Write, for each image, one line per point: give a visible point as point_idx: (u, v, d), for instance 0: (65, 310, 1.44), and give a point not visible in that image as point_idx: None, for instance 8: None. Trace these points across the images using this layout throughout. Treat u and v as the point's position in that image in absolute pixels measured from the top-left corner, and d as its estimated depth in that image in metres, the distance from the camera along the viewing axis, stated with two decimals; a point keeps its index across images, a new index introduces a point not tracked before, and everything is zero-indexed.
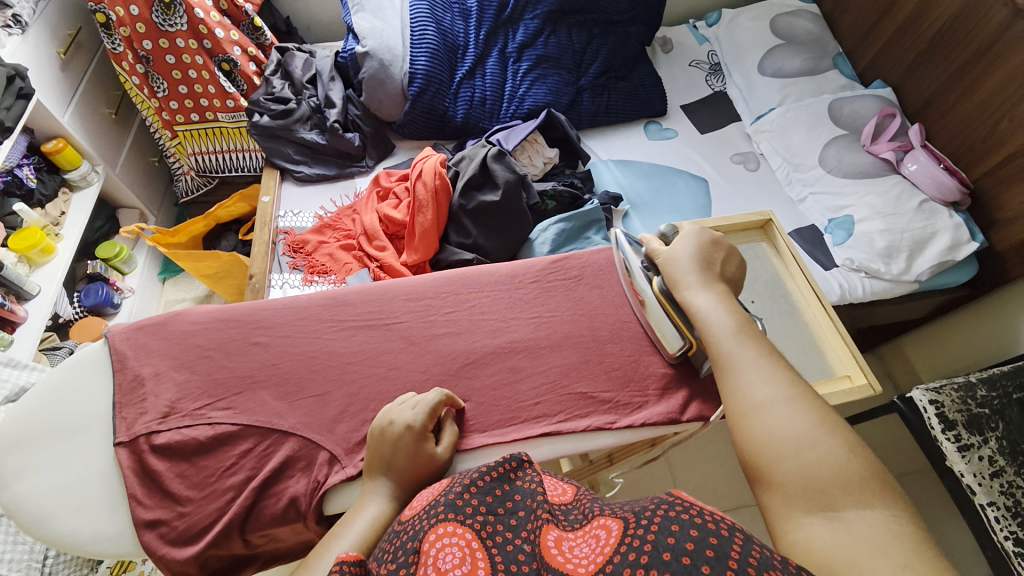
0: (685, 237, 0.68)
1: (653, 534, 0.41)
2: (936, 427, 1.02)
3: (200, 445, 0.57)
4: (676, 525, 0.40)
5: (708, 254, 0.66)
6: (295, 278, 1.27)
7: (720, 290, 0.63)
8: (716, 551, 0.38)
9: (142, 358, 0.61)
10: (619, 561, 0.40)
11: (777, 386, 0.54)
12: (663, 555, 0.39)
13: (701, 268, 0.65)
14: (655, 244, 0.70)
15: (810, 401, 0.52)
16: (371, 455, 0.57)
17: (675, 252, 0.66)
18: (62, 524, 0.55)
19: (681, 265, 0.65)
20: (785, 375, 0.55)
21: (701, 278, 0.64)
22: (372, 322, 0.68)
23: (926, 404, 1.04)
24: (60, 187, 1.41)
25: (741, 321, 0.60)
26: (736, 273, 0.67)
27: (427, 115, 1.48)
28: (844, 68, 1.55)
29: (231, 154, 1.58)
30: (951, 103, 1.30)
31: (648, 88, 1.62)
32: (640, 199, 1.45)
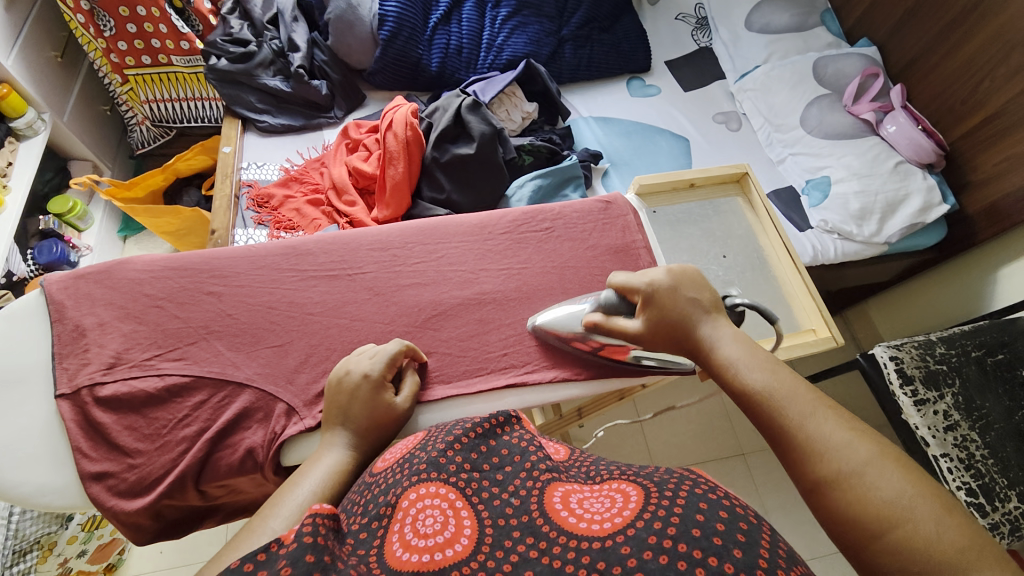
0: (651, 300, 0.57)
1: (681, 506, 0.38)
2: (895, 382, 1.06)
3: (150, 397, 0.55)
4: (705, 503, 0.38)
5: (684, 302, 0.56)
6: (259, 233, 1.21)
7: (716, 330, 0.55)
8: (747, 538, 0.36)
9: (84, 307, 0.58)
10: (642, 527, 0.37)
11: (851, 440, 0.44)
12: (693, 531, 0.36)
13: (696, 311, 0.56)
14: (620, 322, 0.58)
15: (884, 459, 0.42)
16: (329, 407, 0.55)
17: (652, 322, 0.56)
18: (2, 478, 0.52)
19: (668, 327, 0.56)
20: (848, 429, 0.45)
21: (696, 336, 0.55)
22: (335, 272, 0.66)
23: (886, 360, 1.07)
24: (6, 137, 1.29)
25: (771, 368, 0.50)
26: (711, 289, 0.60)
27: (399, 63, 1.39)
28: (832, 26, 1.51)
29: (189, 103, 1.47)
30: (935, 63, 1.28)
31: (632, 41, 1.55)
32: (620, 156, 1.41)
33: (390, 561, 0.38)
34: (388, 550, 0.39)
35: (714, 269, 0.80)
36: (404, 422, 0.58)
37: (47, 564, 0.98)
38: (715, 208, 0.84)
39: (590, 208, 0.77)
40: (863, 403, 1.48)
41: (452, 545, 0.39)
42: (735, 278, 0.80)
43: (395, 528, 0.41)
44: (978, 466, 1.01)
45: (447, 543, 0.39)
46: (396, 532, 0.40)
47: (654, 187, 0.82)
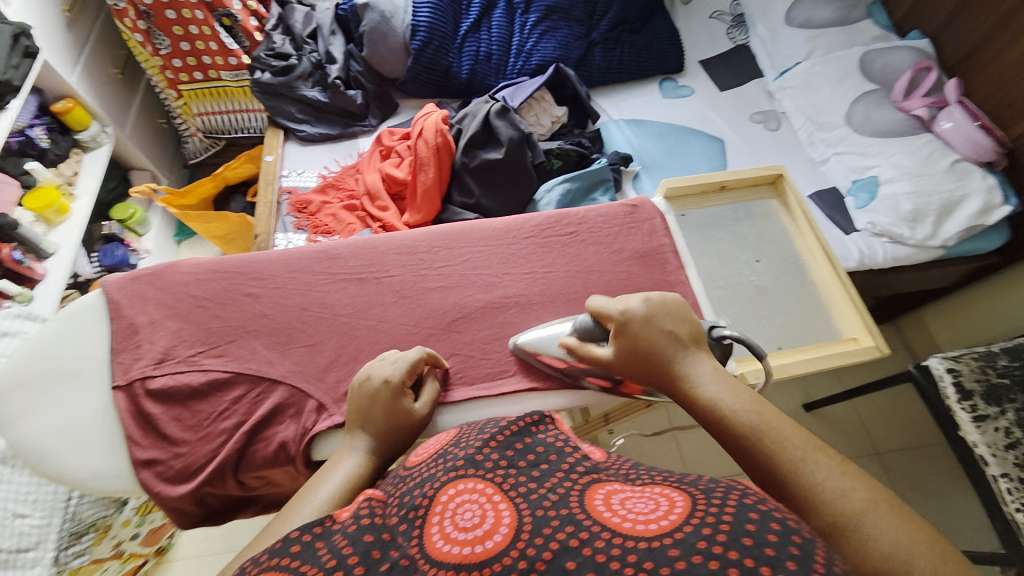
0: (624, 328, 0.58)
1: (731, 514, 0.37)
2: (951, 397, 0.99)
3: (194, 391, 0.59)
4: (756, 514, 0.37)
5: (659, 335, 0.57)
6: (298, 237, 1.27)
7: (695, 367, 0.56)
8: (803, 551, 0.34)
9: (137, 306, 0.62)
10: (690, 531, 0.36)
11: (846, 485, 0.44)
12: (744, 539, 0.35)
13: (673, 341, 0.57)
14: (592, 346, 0.59)
15: (880, 506, 0.43)
16: (351, 409, 0.57)
17: (625, 355, 0.57)
18: (64, 462, 0.57)
19: (641, 362, 0.57)
20: (843, 475, 0.45)
21: (673, 372, 0.55)
22: (364, 275, 0.68)
23: (943, 373, 1.01)
24: (72, 148, 1.42)
25: (757, 410, 0.51)
26: (698, 323, 0.60)
27: (431, 72, 1.43)
28: (880, 18, 1.43)
29: (237, 114, 1.57)
30: (995, 54, 1.20)
31: (664, 41, 1.53)
32: (651, 158, 1.39)
33: (431, 551, 0.40)
34: (428, 540, 0.41)
35: (746, 273, 0.77)
36: (421, 428, 0.59)
37: (101, 546, 1.02)
38: (748, 211, 0.82)
39: (616, 212, 0.76)
40: (915, 418, 1.38)
41: (490, 538, 0.40)
42: (768, 283, 0.77)
43: (433, 520, 0.43)
44: None
45: (484, 536, 0.40)
46: (435, 523, 0.43)
47: (683, 190, 0.80)
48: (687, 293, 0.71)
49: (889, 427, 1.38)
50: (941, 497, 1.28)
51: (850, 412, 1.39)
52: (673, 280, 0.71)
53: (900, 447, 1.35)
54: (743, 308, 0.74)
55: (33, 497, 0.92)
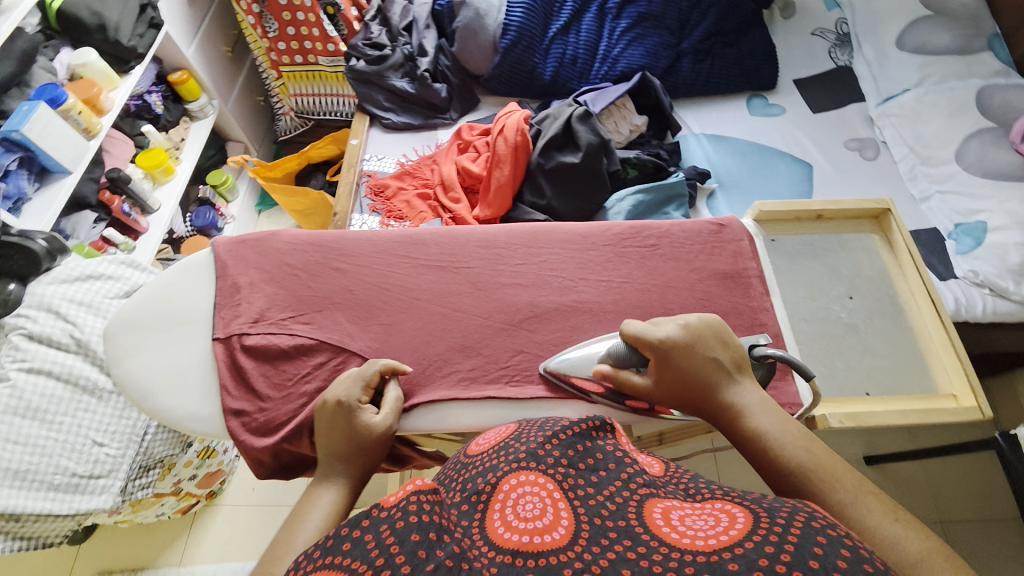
0: (669, 356, 0.57)
1: (795, 535, 0.36)
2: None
3: (282, 352, 0.63)
4: (823, 538, 0.37)
5: (702, 363, 0.56)
6: (373, 220, 1.32)
7: (741, 397, 0.56)
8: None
9: (240, 268, 0.68)
10: (752, 548, 0.36)
11: (901, 531, 0.44)
12: (810, 561, 0.34)
13: (721, 373, 0.57)
14: (629, 374, 0.59)
15: (941, 554, 0.42)
16: (320, 434, 0.56)
17: (664, 381, 0.57)
18: (163, 400, 0.63)
19: (682, 388, 0.57)
20: (898, 520, 0.45)
21: (718, 401, 0.56)
22: (443, 264, 0.70)
23: None
24: (182, 116, 1.56)
25: (806, 445, 0.52)
26: (738, 355, 0.58)
27: (516, 71, 1.44)
28: (1000, 52, 1.30)
29: (329, 98, 1.66)
30: None
31: (758, 57, 1.46)
32: (730, 178, 1.33)
33: (492, 536, 0.41)
34: (489, 526, 0.42)
35: (836, 310, 0.73)
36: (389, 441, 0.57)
37: (164, 481, 1.05)
38: (845, 244, 0.77)
39: (701, 230, 0.73)
40: (994, 490, 1.24)
41: (550, 531, 0.41)
42: (861, 323, 0.72)
43: (495, 507, 0.44)
44: None
45: (545, 530, 0.41)
46: (497, 511, 0.44)
47: (775, 214, 0.76)
48: (769, 322, 0.68)
49: (962, 496, 1.24)
50: None
51: (919, 473, 1.27)
52: (755, 306, 0.69)
53: (971, 518, 1.22)
54: (830, 345, 0.70)
55: (114, 428, 0.94)
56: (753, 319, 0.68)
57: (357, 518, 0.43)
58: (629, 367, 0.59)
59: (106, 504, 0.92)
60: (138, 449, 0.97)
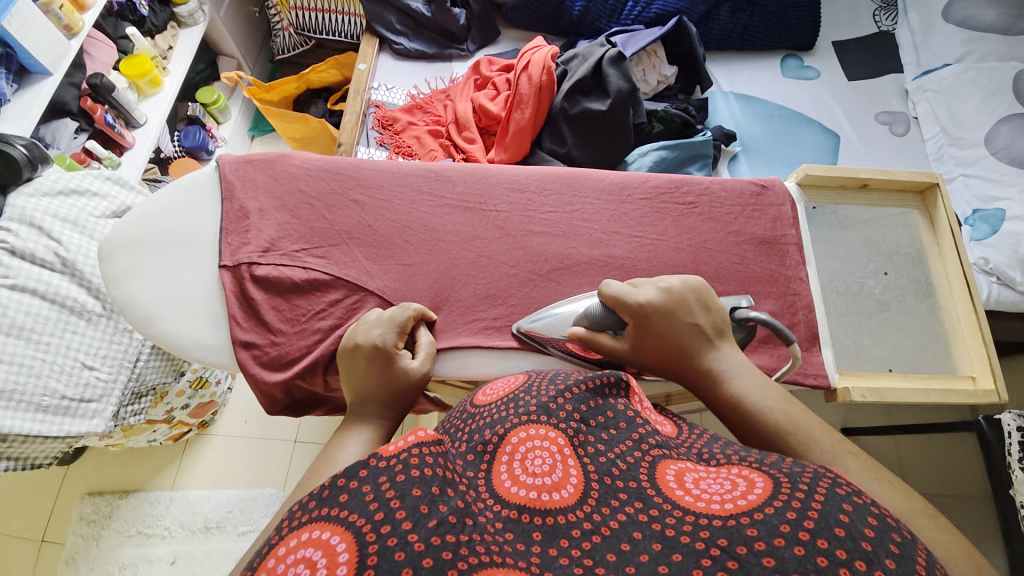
0: (642, 317, 0.53)
1: (819, 501, 0.31)
2: (1014, 455, 0.92)
3: (295, 285, 0.59)
4: (848, 505, 0.31)
5: (681, 328, 0.52)
6: (380, 154, 1.24)
7: (720, 362, 0.51)
8: (902, 550, 0.29)
9: (249, 192, 0.62)
10: (773, 513, 0.31)
11: (879, 491, 0.39)
12: (836, 530, 0.30)
13: (696, 335, 0.52)
14: (605, 337, 0.55)
15: (926, 515, 0.38)
16: (347, 372, 0.53)
17: (642, 347, 0.54)
18: (167, 326, 0.59)
19: (657, 354, 0.53)
20: (884, 479, 0.41)
21: (695, 367, 0.51)
22: (470, 204, 0.66)
23: (1011, 429, 0.94)
24: (169, 22, 1.41)
25: (784, 407, 0.46)
26: (717, 320, 0.53)
27: (543, 2, 1.32)
28: None
29: (332, 15, 1.51)
30: None
31: (801, 11, 1.35)
32: (754, 141, 1.27)
33: (498, 489, 0.36)
34: (496, 478, 0.37)
35: (870, 285, 0.72)
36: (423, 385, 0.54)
37: (157, 409, 1.03)
38: (884, 218, 0.74)
39: (743, 190, 0.70)
40: (960, 468, 1.30)
41: (559, 489, 0.36)
42: (893, 299, 0.71)
43: (502, 460, 0.38)
44: None
45: (555, 486, 0.36)
46: (503, 463, 0.38)
47: (820, 180, 0.72)
48: (803, 292, 0.66)
49: (926, 470, 1.30)
50: None
51: (891, 447, 1.32)
52: (789, 275, 0.66)
53: (930, 492, 1.28)
54: (858, 320, 0.70)
55: (106, 352, 0.90)
56: (786, 288, 0.66)
57: (351, 468, 0.35)
58: (607, 331, 0.56)
59: (98, 428, 0.90)
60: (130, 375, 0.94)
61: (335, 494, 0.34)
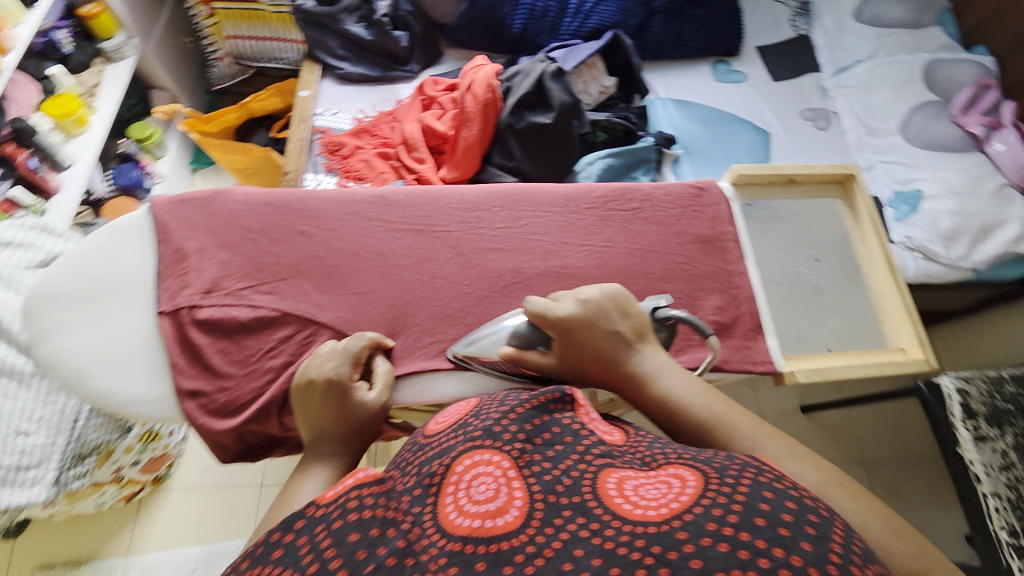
0: (566, 331, 0.54)
1: (743, 494, 0.33)
2: (957, 415, 0.97)
3: (242, 325, 0.57)
4: (769, 492, 0.34)
5: (603, 336, 0.53)
6: (329, 180, 1.22)
7: (643, 365, 0.53)
8: (817, 530, 0.31)
9: (186, 232, 0.60)
10: (701, 513, 0.32)
11: (797, 468, 0.44)
12: (756, 520, 0.31)
13: (619, 343, 0.53)
14: (533, 353, 0.55)
15: (839, 484, 0.43)
16: (300, 411, 0.52)
17: (569, 359, 0.54)
18: (103, 382, 0.56)
19: (584, 365, 0.54)
20: (801, 455, 0.45)
21: (622, 374, 0.53)
22: (420, 227, 0.66)
23: (952, 391, 0.98)
24: (94, 57, 1.36)
25: (706, 400, 0.49)
26: (637, 324, 0.55)
27: (483, 22, 1.35)
28: (948, 25, 1.36)
29: (270, 43, 1.48)
30: None
31: (726, 19, 1.44)
32: (693, 144, 1.33)
33: (443, 521, 0.35)
34: (443, 512, 0.36)
35: (805, 273, 0.76)
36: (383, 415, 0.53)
37: (102, 470, 0.94)
38: (811, 208, 0.80)
39: (682, 193, 0.73)
40: (912, 433, 1.39)
41: (502, 515, 0.35)
42: (826, 284, 0.77)
43: (448, 491, 0.37)
44: None
45: (498, 512, 0.35)
46: (449, 494, 0.37)
47: (751, 178, 0.77)
48: (745, 285, 0.69)
49: (880, 438, 1.38)
50: (918, 509, 1.30)
51: (846, 420, 1.40)
52: (731, 270, 0.70)
53: (884, 458, 1.36)
54: (797, 306, 0.74)
55: (40, 415, 0.86)
56: (729, 283, 0.69)
57: (290, 519, 0.36)
58: (534, 346, 0.56)
59: (39, 497, 0.85)
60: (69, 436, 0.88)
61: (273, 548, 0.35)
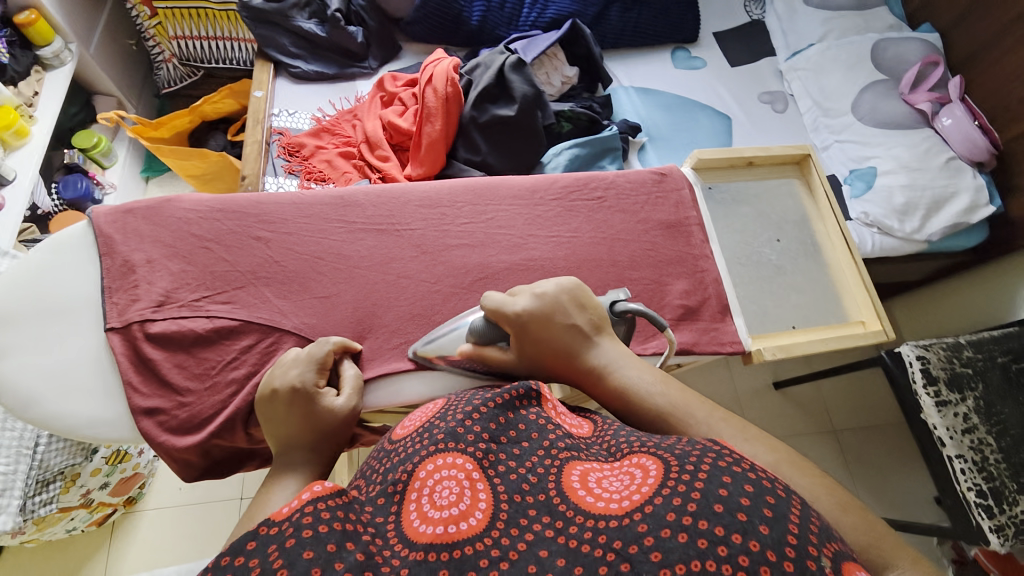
0: (522, 327, 0.53)
1: (702, 480, 0.33)
2: (918, 381, 1.01)
3: (199, 337, 0.55)
4: (728, 477, 0.33)
5: (559, 330, 0.53)
6: (290, 182, 1.18)
7: (601, 356, 0.53)
8: (775, 512, 0.32)
9: (132, 243, 0.57)
10: (660, 504, 0.33)
11: (754, 450, 0.45)
12: (714, 506, 0.32)
13: (575, 336, 0.53)
14: (492, 350, 0.55)
15: (795, 464, 0.44)
16: (265, 419, 0.50)
17: (528, 355, 0.54)
18: (52, 407, 0.52)
19: (544, 359, 0.54)
20: (758, 437, 0.45)
21: (581, 367, 0.52)
22: (383, 226, 0.64)
23: (912, 359, 1.02)
24: (33, 66, 1.25)
25: (663, 388, 0.49)
26: (594, 317, 0.55)
27: (440, 14, 1.33)
28: (893, 6, 1.41)
29: (219, 42, 1.42)
30: (996, 58, 1.22)
31: (682, 7, 1.46)
32: (658, 131, 1.35)
33: (407, 530, 0.35)
34: (406, 520, 0.36)
35: (767, 253, 0.78)
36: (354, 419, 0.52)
37: (70, 494, 0.91)
38: (770, 189, 0.82)
39: (645, 180, 0.74)
40: (877, 401, 1.45)
41: (467, 518, 0.35)
42: (788, 263, 0.78)
43: (412, 500, 0.37)
44: (989, 468, 0.97)
45: (462, 516, 0.35)
46: (413, 501, 0.37)
47: (710, 163, 0.78)
48: (710, 267, 0.71)
49: (848, 408, 1.44)
50: (886, 472, 1.37)
51: (815, 393, 1.45)
52: (696, 254, 0.71)
53: (852, 427, 1.42)
54: (762, 286, 0.76)
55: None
56: (695, 267, 0.70)
57: (239, 543, 0.33)
58: (495, 344, 0.56)
59: (7, 526, 0.80)
60: (29, 463, 0.83)
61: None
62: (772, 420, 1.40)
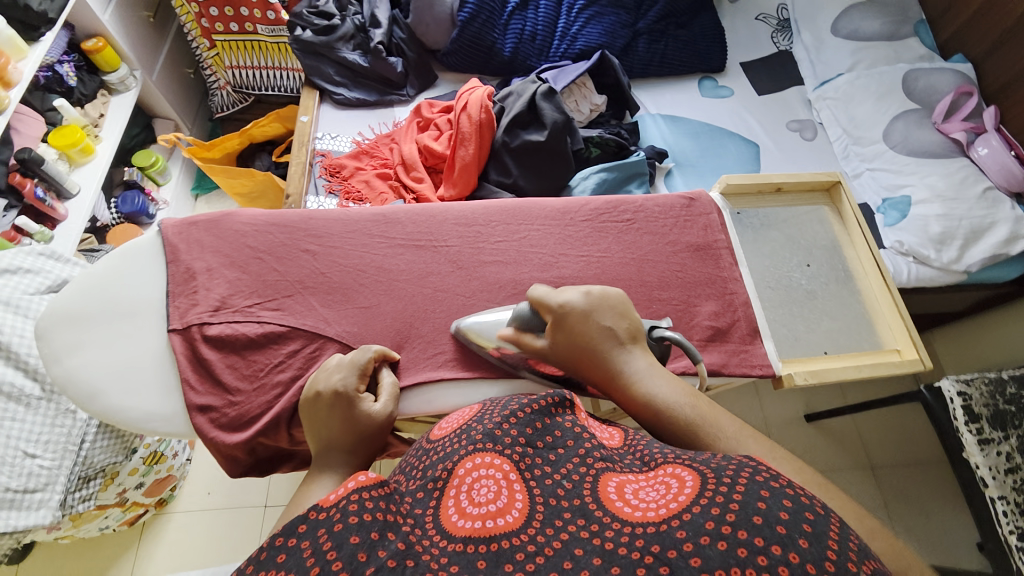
0: (563, 321, 0.56)
1: (740, 493, 0.34)
2: (959, 418, 0.97)
3: (250, 340, 0.59)
4: (767, 491, 0.34)
5: (596, 330, 0.55)
6: (330, 202, 1.25)
7: (631, 363, 0.54)
8: (815, 528, 0.32)
9: (195, 253, 0.62)
10: (699, 513, 0.33)
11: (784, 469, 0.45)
12: (754, 519, 0.32)
13: (610, 340, 0.55)
14: (529, 336, 0.58)
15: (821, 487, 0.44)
16: (308, 421, 0.53)
17: (561, 346, 0.56)
18: (115, 400, 0.57)
19: (574, 354, 0.55)
20: (786, 457, 0.46)
21: (611, 370, 0.54)
22: (422, 242, 0.68)
23: (953, 395, 0.98)
24: (99, 89, 1.37)
25: (691, 401, 0.50)
26: (630, 323, 0.57)
27: (474, 46, 1.40)
28: (925, 37, 1.40)
29: (270, 72, 1.53)
30: None
31: (709, 39, 1.50)
32: (685, 157, 1.37)
33: (445, 524, 0.37)
34: (443, 514, 0.38)
35: (797, 277, 0.78)
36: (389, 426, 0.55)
37: (107, 492, 0.95)
38: (799, 214, 0.82)
39: (674, 204, 0.76)
40: (916, 437, 1.39)
41: (504, 515, 0.37)
42: (818, 288, 0.78)
43: (450, 494, 0.39)
44: None
45: (499, 513, 0.37)
46: (452, 497, 0.39)
47: (739, 188, 0.79)
48: (739, 290, 0.71)
49: (887, 443, 1.38)
50: (930, 514, 1.30)
51: (851, 426, 1.39)
52: (725, 276, 0.72)
53: (890, 464, 1.35)
54: (792, 310, 0.76)
55: (47, 437, 0.85)
56: (723, 289, 0.71)
57: (290, 525, 0.35)
58: (533, 332, 0.59)
59: (46, 520, 0.84)
60: (75, 459, 0.87)
61: (274, 555, 0.34)
62: (805, 452, 1.36)
